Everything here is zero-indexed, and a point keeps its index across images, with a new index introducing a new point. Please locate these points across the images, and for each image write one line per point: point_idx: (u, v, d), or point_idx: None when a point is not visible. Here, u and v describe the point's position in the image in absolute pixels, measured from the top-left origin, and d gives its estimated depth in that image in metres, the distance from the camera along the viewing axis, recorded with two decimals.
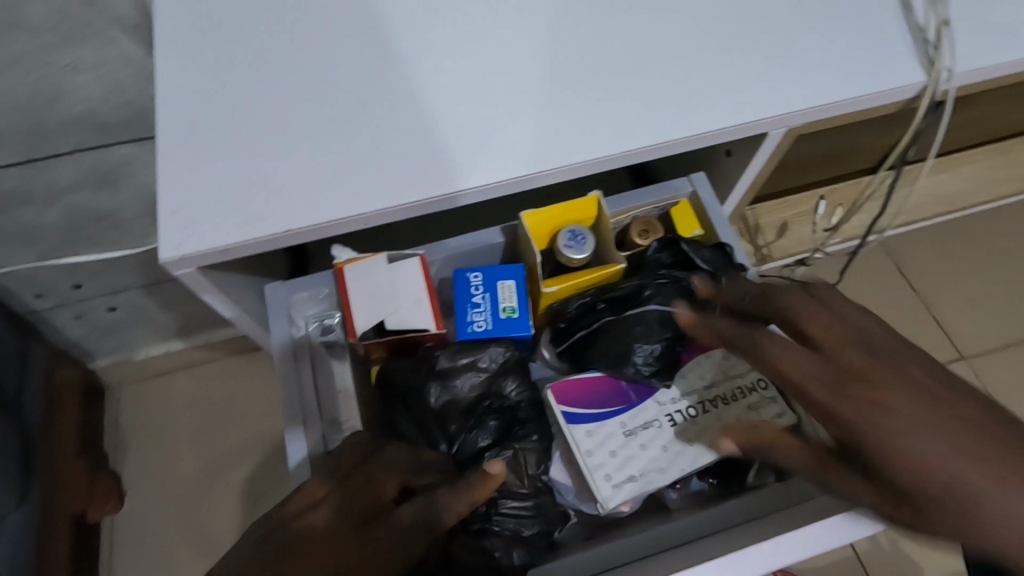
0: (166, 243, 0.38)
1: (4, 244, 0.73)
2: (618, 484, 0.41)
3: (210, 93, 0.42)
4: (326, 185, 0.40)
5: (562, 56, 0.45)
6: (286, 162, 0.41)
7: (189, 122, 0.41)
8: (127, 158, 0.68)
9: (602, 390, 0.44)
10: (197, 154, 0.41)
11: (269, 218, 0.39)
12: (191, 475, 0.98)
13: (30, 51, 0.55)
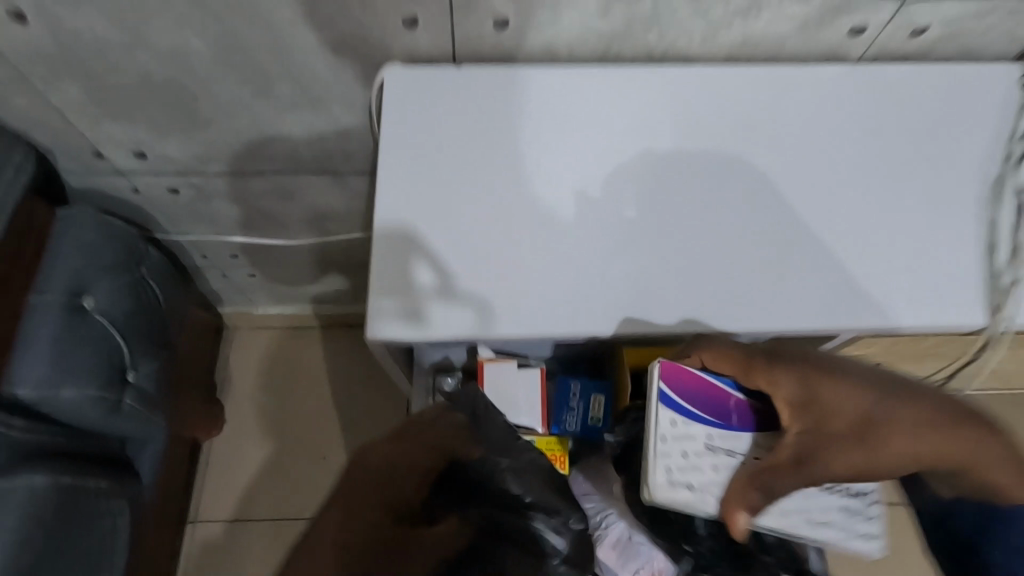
0: (375, 329, 0.55)
1: (195, 221, 0.91)
2: (672, 479, 0.51)
3: (420, 221, 0.58)
4: (489, 309, 0.56)
5: (684, 242, 0.58)
6: (464, 286, 0.57)
7: (402, 241, 0.58)
8: (312, 186, 0.84)
9: (701, 402, 0.54)
10: (404, 267, 0.57)
11: (447, 326, 0.56)
12: (280, 424, 1.17)
13: (268, 110, 0.70)
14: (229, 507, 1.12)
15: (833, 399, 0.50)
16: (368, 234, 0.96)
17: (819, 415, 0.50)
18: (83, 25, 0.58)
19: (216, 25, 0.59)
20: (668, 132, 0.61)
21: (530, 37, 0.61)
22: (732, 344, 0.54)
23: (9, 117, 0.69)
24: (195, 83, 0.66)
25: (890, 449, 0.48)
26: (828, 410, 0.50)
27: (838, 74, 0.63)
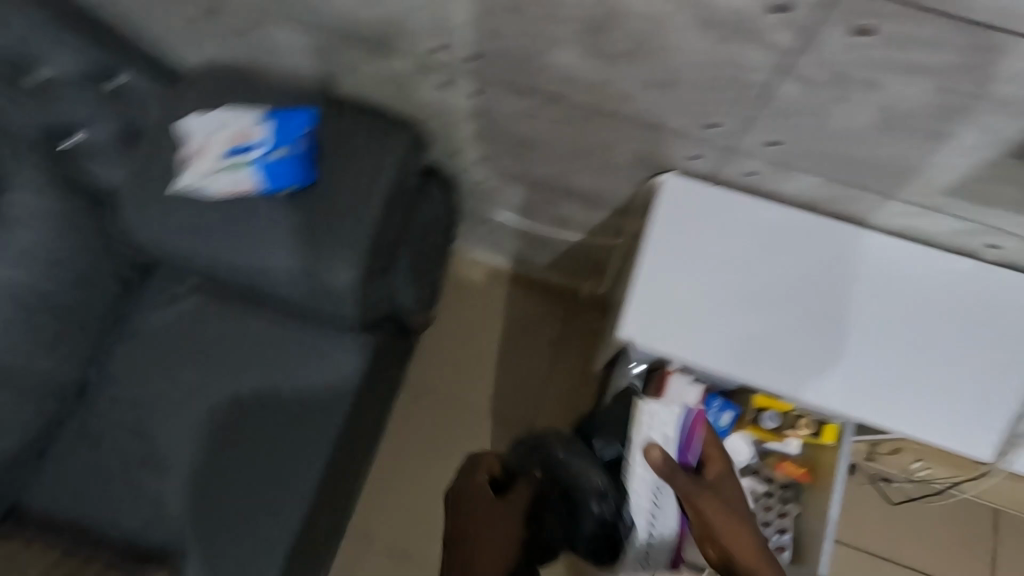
0: (625, 329, 0.93)
1: (481, 195, 1.36)
2: (657, 432, 0.91)
3: (666, 276, 0.95)
4: (692, 343, 0.93)
5: (821, 344, 0.92)
6: (681, 324, 0.93)
7: (652, 284, 0.95)
8: (572, 203, 1.25)
9: (690, 439, 0.92)
10: (650, 300, 0.94)
11: (666, 344, 0.93)
12: (477, 334, 1.61)
13: (577, 161, 1.09)
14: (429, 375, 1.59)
15: (739, 503, 0.89)
16: (586, 237, 1.38)
17: (728, 504, 0.88)
18: (510, 104, 0.99)
19: (582, 123, 0.98)
20: (834, 272, 0.94)
21: (764, 182, 0.95)
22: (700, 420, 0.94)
23: (427, 123, 1.14)
24: (547, 140, 1.06)
25: (738, 536, 0.84)
26: (736, 504, 0.88)
27: (962, 267, 0.94)
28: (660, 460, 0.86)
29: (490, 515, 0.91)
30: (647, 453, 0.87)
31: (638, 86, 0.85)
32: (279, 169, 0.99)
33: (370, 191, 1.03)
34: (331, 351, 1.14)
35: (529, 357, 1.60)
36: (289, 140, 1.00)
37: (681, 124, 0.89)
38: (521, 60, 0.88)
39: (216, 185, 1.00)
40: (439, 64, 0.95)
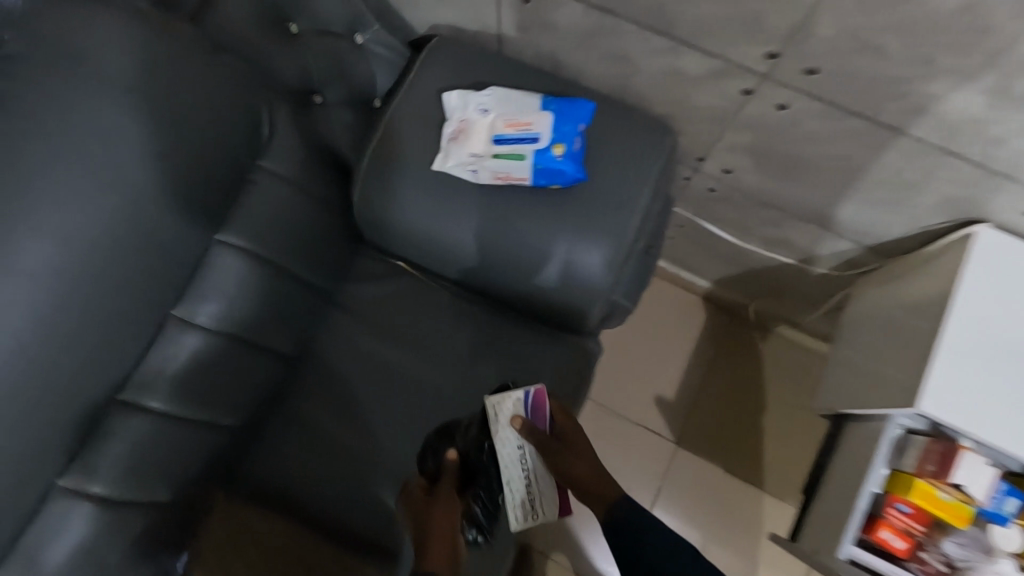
0: (924, 400, 0.84)
1: (693, 205, 1.26)
2: (503, 403, 0.96)
3: (976, 349, 0.85)
4: (1003, 430, 0.82)
5: None
6: (993, 406, 0.83)
7: (959, 355, 0.85)
8: (810, 231, 1.14)
9: (539, 413, 0.97)
10: (956, 373, 0.84)
11: (973, 423, 0.82)
12: (657, 341, 1.64)
13: (852, 195, 0.99)
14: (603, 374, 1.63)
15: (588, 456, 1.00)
16: (798, 264, 1.27)
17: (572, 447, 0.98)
18: (815, 126, 0.88)
19: (899, 158, 0.86)
20: None
21: None
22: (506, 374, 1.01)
23: (683, 127, 1.04)
24: (831, 168, 0.95)
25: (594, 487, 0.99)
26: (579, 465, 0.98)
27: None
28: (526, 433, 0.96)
29: (428, 510, 0.92)
30: (514, 425, 0.96)
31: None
32: (557, 162, 0.91)
33: (633, 197, 0.96)
34: (549, 352, 1.08)
35: (713, 373, 1.61)
36: (571, 132, 0.92)
37: None
38: (876, 83, 0.76)
39: (482, 171, 0.93)
40: (754, 72, 0.84)
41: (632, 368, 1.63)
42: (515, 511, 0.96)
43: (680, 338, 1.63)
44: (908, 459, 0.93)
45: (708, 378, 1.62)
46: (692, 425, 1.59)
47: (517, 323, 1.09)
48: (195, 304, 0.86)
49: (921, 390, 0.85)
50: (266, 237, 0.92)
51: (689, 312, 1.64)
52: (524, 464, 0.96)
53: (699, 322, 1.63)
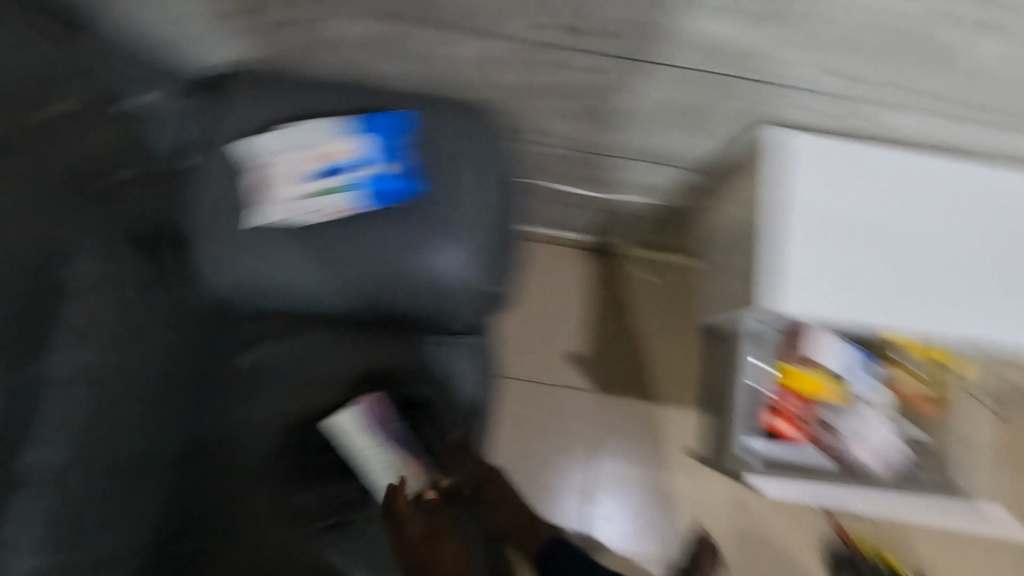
0: (765, 300, 0.91)
1: (535, 168, 1.27)
2: (337, 426, 0.95)
3: (796, 239, 0.92)
4: (835, 302, 0.92)
5: (952, 281, 0.93)
6: (821, 285, 0.92)
7: (784, 248, 0.92)
8: (643, 165, 1.19)
9: (372, 419, 0.95)
10: (785, 266, 0.92)
11: (810, 306, 0.91)
12: (549, 300, 1.67)
13: (664, 125, 1.03)
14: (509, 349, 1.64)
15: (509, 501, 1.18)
16: (647, 196, 1.33)
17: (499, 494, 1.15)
18: (605, 75, 0.91)
19: (691, 86, 0.91)
20: (952, 212, 0.95)
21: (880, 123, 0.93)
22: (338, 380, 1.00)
23: (496, 103, 1.03)
24: (637, 107, 0.98)
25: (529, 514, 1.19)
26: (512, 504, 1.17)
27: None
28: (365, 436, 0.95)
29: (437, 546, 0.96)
30: (355, 440, 0.95)
31: (776, 42, 0.79)
32: (375, 182, 0.92)
33: (459, 192, 0.94)
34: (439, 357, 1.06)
35: (609, 313, 1.67)
36: (382, 149, 0.93)
37: (811, 76, 0.85)
38: (649, 25, 0.79)
39: (311, 212, 0.91)
40: (541, 40, 0.85)
41: (535, 334, 1.65)
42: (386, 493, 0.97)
43: (569, 292, 1.67)
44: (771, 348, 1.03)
45: (606, 320, 1.67)
46: (603, 372, 1.64)
47: (397, 339, 1.01)
48: (33, 451, 0.78)
49: (760, 290, 0.92)
50: (91, 348, 0.84)
51: (569, 264, 1.68)
52: (379, 459, 0.96)
53: (580, 272, 1.67)
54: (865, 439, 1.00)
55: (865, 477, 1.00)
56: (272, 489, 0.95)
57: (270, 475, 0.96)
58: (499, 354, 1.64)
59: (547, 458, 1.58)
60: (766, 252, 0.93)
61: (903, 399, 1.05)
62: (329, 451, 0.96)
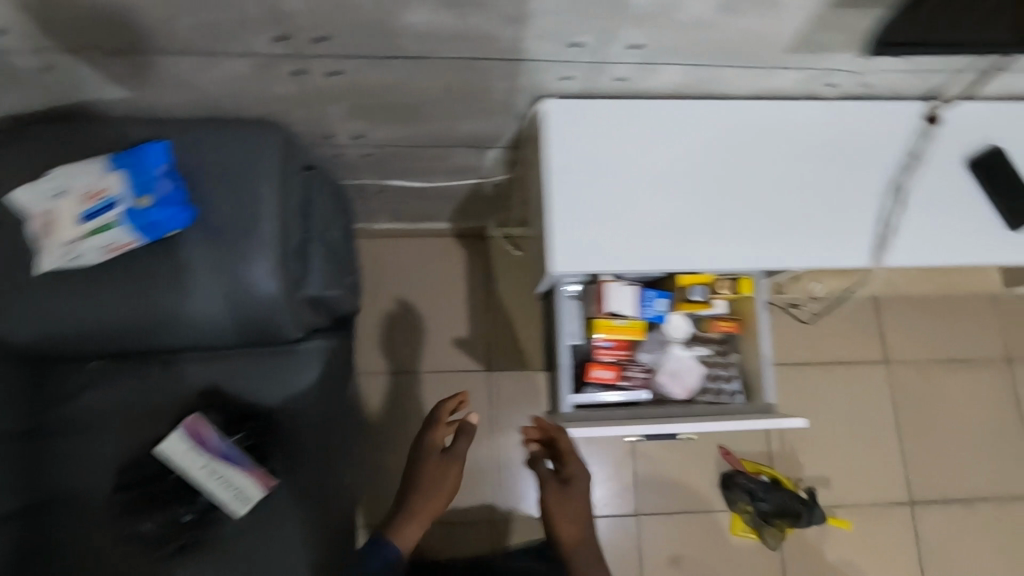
0: (552, 263, 0.97)
1: (364, 171, 1.31)
2: (168, 450, 0.96)
3: (573, 203, 0.99)
4: (617, 255, 0.98)
5: (722, 217, 1.02)
6: (602, 242, 0.98)
7: (562, 214, 0.98)
8: (459, 152, 1.24)
9: (202, 439, 0.97)
10: (566, 229, 0.98)
11: (594, 262, 0.98)
12: (429, 292, 1.73)
13: (452, 114, 1.08)
14: (396, 346, 1.69)
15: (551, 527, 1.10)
16: (483, 180, 1.39)
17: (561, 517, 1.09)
18: (370, 77, 0.95)
19: (452, 74, 0.96)
20: (714, 156, 1.03)
21: (636, 82, 1.00)
22: (174, 404, 1.04)
23: (288, 117, 1.06)
24: (417, 100, 1.03)
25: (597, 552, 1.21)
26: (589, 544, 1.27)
27: (805, 110, 1.06)
28: (198, 455, 0.97)
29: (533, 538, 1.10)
30: (188, 461, 0.97)
31: (499, 25, 0.84)
32: (146, 215, 0.89)
33: (256, 211, 0.99)
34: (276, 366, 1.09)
35: (489, 295, 1.74)
36: (147, 179, 0.90)
37: (551, 50, 0.90)
38: (375, 27, 0.84)
39: (91, 252, 0.90)
40: (291, 53, 0.88)
41: (421, 327, 1.71)
42: (232, 504, 0.99)
43: (449, 283, 1.74)
44: (585, 307, 1.09)
45: (487, 302, 1.74)
46: (493, 351, 1.71)
47: (232, 360, 1.08)
48: None
49: (548, 256, 0.98)
50: None
51: (447, 255, 1.75)
52: (216, 476, 0.98)
53: (458, 261, 1.75)
54: (682, 373, 1.09)
55: (686, 410, 1.07)
56: (119, 518, 0.98)
57: (114, 506, 0.99)
58: (387, 353, 1.68)
59: None
60: (548, 220, 0.99)
61: (716, 328, 1.13)
62: (167, 474, 0.98)
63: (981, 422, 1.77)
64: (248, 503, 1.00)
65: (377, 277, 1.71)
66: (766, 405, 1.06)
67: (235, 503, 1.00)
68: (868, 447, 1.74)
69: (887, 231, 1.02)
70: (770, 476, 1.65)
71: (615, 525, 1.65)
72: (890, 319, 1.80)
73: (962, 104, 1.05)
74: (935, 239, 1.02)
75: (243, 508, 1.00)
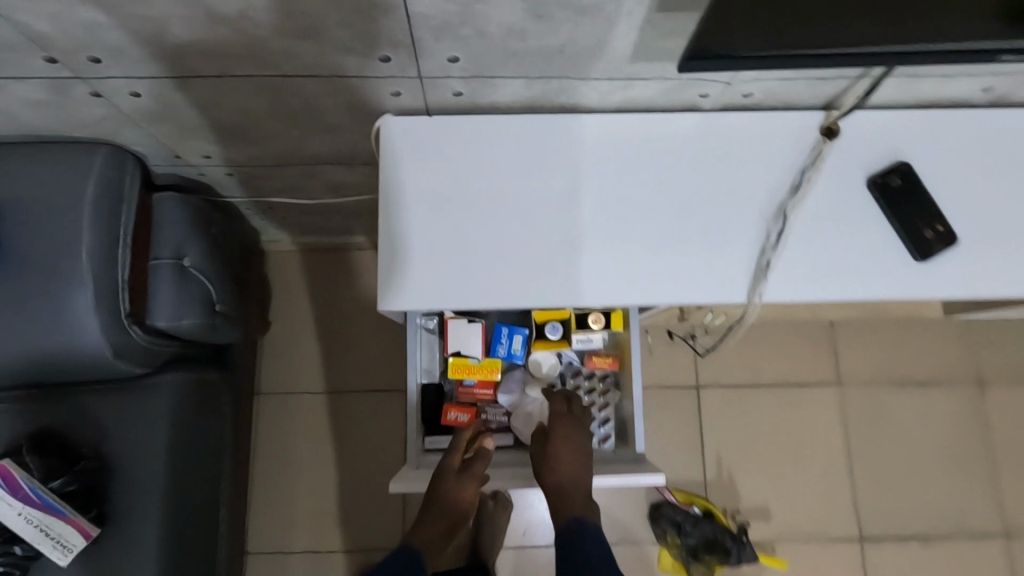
0: (383, 300, 0.88)
1: (241, 191, 1.23)
2: None
3: (410, 231, 0.89)
4: (457, 290, 0.88)
5: (581, 243, 0.90)
6: (440, 275, 0.88)
7: (397, 244, 0.89)
8: (330, 171, 1.14)
9: (15, 484, 0.90)
10: (401, 261, 0.89)
11: (430, 297, 0.88)
12: (344, 311, 1.63)
13: (296, 133, 0.99)
14: (308, 367, 1.60)
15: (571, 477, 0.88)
16: (372, 196, 1.28)
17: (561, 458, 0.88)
18: (181, 96, 0.87)
19: (267, 92, 0.87)
20: (574, 176, 0.92)
21: (479, 96, 0.90)
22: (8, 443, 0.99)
23: (121, 139, 0.99)
24: (247, 119, 0.94)
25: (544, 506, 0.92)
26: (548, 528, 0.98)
27: (682, 124, 0.93)
28: (14, 499, 0.90)
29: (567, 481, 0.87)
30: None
31: (287, 40, 0.75)
32: None
33: (73, 241, 0.92)
34: (119, 403, 1.03)
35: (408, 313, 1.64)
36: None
37: (360, 65, 0.81)
38: (150, 45, 0.75)
39: None
40: (73, 75, 0.81)
41: (335, 346, 1.61)
42: (56, 551, 0.93)
43: (366, 298, 1.62)
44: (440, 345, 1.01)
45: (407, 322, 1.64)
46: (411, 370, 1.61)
47: (76, 399, 1.03)
48: None
49: (381, 292, 0.89)
50: None
51: (364, 268, 1.63)
52: (36, 521, 0.91)
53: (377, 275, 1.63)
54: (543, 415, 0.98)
55: None
56: None
57: None
58: (297, 372, 1.60)
59: (359, 468, 1.56)
60: (383, 251, 0.89)
61: (591, 364, 1.02)
62: None
63: (945, 447, 1.61)
64: (74, 548, 0.94)
65: (291, 295, 1.63)
66: (638, 455, 0.95)
67: (60, 549, 0.93)
68: (819, 476, 1.59)
69: (770, 258, 0.89)
70: (702, 507, 1.50)
71: (535, 558, 1.54)
72: (845, 341, 1.64)
73: (854, 114, 0.93)
74: (822, 270, 0.89)
75: (70, 554, 0.94)
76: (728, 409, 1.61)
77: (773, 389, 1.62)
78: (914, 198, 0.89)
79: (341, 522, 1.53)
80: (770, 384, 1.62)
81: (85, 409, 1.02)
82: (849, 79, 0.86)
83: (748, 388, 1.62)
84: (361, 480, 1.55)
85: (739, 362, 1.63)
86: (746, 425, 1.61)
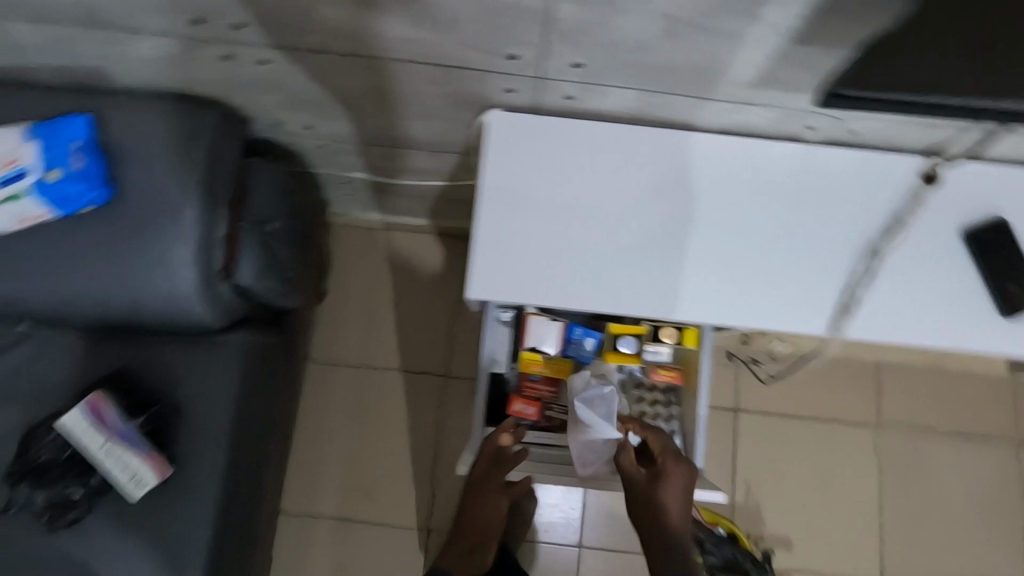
0: (471, 288, 0.90)
1: (328, 163, 1.27)
2: (68, 425, 0.96)
3: (504, 225, 0.92)
4: (543, 288, 0.90)
5: (669, 258, 0.91)
6: (528, 270, 0.91)
7: (489, 235, 0.91)
8: (420, 155, 1.17)
9: (104, 415, 0.98)
10: (491, 253, 0.91)
11: (517, 292, 0.90)
12: (399, 290, 1.66)
13: (401, 115, 1.02)
14: (359, 340, 1.64)
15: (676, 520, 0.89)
16: (451, 184, 1.30)
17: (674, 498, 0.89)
18: (304, 69, 0.91)
19: (385, 75, 0.89)
20: (668, 191, 0.93)
21: (588, 102, 0.92)
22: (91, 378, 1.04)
23: (232, 101, 1.03)
24: (359, 97, 0.97)
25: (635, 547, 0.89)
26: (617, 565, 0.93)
27: (782, 151, 0.94)
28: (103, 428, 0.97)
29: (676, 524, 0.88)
30: (88, 437, 0.97)
31: (423, 31, 0.78)
32: (59, 189, 0.90)
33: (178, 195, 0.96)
34: (194, 354, 1.07)
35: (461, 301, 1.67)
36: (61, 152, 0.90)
37: (485, 61, 0.83)
38: (291, 21, 0.79)
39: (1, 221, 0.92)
40: (211, 38, 0.84)
41: (386, 323, 1.65)
42: (131, 484, 0.98)
43: (423, 281, 1.66)
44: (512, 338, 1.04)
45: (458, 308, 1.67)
46: (457, 356, 1.63)
47: (154, 344, 1.07)
48: None
49: (470, 279, 0.91)
50: None
51: (425, 251, 1.66)
52: (117, 452, 0.98)
53: (436, 259, 1.66)
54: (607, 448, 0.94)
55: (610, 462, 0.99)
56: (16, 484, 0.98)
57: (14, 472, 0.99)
58: (347, 343, 1.64)
59: (396, 444, 1.59)
60: (475, 241, 0.92)
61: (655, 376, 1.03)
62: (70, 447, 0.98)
63: (977, 505, 1.60)
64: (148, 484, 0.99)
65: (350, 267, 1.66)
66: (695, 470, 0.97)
67: (135, 483, 0.98)
68: (846, 513, 1.59)
69: (853, 295, 0.90)
70: (727, 529, 1.51)
71: (555, 555, 1.56)
72: (891, 384, 1.64)
73: (957, 163, 0.93)
74: (905, 314, 0.89)
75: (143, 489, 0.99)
76: (764, 434, 1.62)
77: (812, 421, 1.62)
78: (1009, 254, 0.88)
79: (372, 494, 1.57)
80: (810, 416, 1.63)
81: (163, 355, 1.07)
82: (962, 129, 0.87)
83: (787, 417, 1.62)
84: (396, 456, 1.59)
85: (782, 390, 1.63)
86: (779, 452, 1.61)
